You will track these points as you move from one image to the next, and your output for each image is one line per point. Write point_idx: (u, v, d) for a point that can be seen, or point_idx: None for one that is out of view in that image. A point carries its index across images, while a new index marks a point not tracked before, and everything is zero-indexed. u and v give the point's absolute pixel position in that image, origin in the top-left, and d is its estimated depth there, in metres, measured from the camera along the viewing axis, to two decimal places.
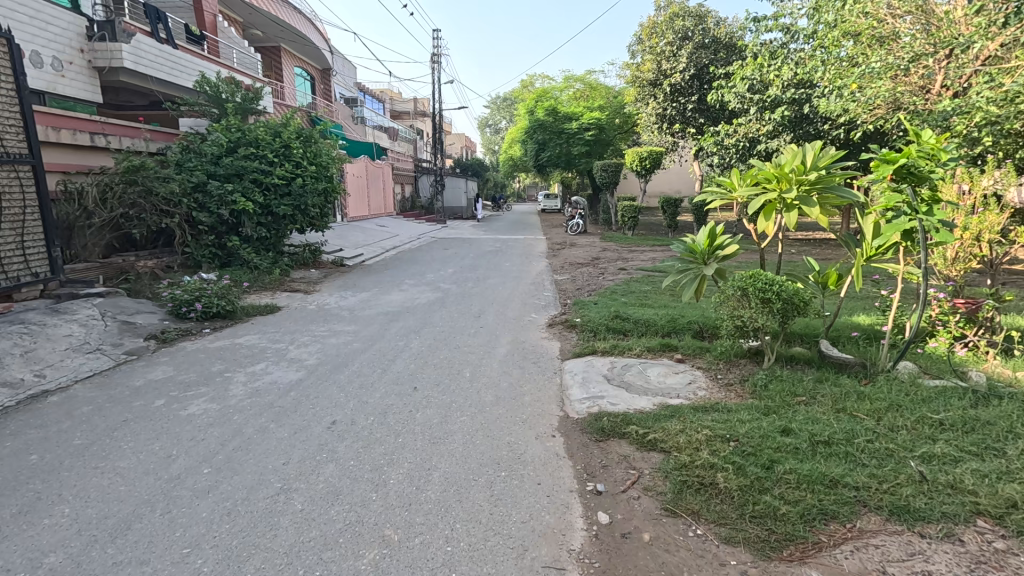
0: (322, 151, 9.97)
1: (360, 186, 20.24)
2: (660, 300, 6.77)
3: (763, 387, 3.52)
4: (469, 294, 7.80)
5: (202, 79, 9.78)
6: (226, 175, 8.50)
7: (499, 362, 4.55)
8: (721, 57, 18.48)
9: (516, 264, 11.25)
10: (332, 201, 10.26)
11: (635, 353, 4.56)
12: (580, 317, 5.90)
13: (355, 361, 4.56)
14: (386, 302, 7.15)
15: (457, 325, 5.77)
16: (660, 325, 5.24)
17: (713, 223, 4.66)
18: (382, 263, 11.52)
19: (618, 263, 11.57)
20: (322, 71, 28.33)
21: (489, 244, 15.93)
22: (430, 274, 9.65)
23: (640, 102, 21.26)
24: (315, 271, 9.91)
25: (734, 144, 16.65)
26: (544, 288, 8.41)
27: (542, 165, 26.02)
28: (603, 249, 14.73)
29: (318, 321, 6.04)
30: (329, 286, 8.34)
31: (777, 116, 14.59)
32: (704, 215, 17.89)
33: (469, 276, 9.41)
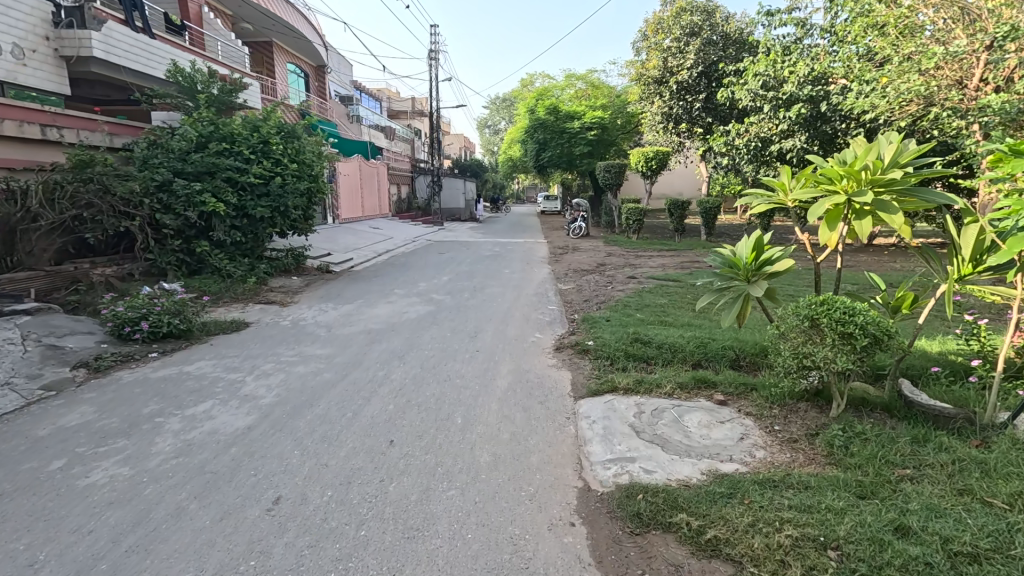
0: (306, 148, 9.15)
1: (353, 186, 19.42)
2: (681, 317, 5.98)
3: (844, 449, 2.71)
4: (465, 307, 6.97)
5: (175, 69, 8.97)
6: (195, 173, 7.66)
7: (499, 401, 3.71)
8: (731, 54, 17.70)
9: (516, 271, 10.42)
10: (317, 202, 9.43)
11: (664, 391, 3.74)
12: (593, 338, 5.09)
13: (321, 399, 3.72)
14: (370, 317, 6.32)
15: (448, 349, 4.94)
16: (689, 352, 4.46)
17: (760, 231, 3.84)
18: (372, 269, 10.70)
19: (626, 270, 10.77)
20: (316, 68, 27.49)
21: (487, 248, 15.13)
22: (423, 283, 8.82)
23: (644, 100, 20.46)
24: (297, 279, 9.07)
25: (745, 144, 15.86)
26: (547, 300, 7.60)
27: (542, 166, 25.23)
28: (608, 253, 13.92)
29: (288, 342, 5.19)
30: (310, 297, 7.51)
31: (793, 114, 13.79)
32: (713, 218, 17.10)
33: (465, 285, 8.58)
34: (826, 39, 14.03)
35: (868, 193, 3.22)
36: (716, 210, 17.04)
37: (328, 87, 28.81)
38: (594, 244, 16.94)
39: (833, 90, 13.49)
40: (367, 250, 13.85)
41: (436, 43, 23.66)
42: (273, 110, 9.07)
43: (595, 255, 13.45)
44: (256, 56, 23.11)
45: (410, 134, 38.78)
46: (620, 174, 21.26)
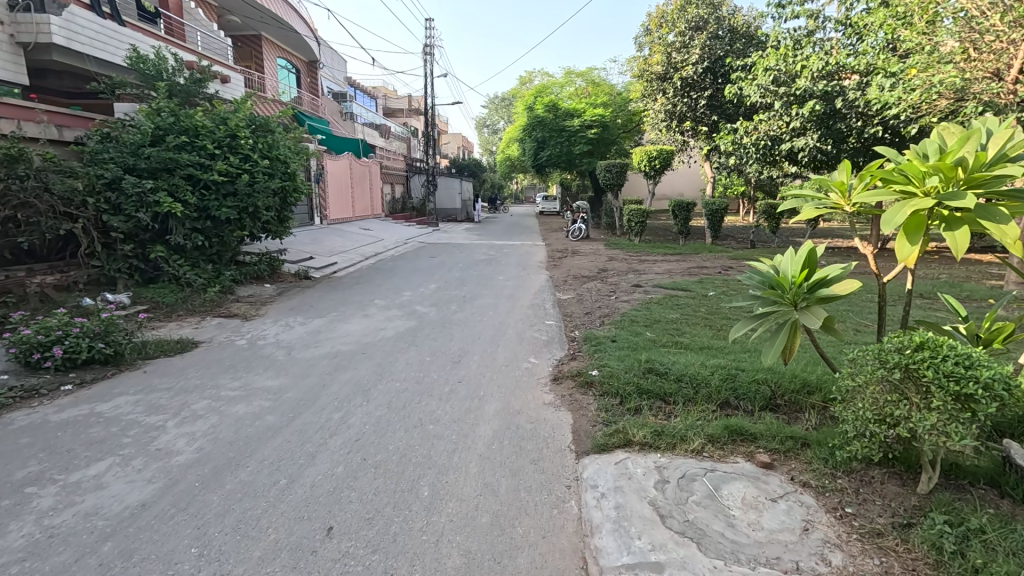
0: (279, 142, 8.35)
1: (342, 185, 18.63)
2: (698, 337, 5.20)
3: (960, 562, 1.91)
4: (451, 322, 6.16)
5: (137, 56, 8.15)
6: (151, 170, 6.84)
7: (480, 461, 2.89)
8: (738, 49, 16.93)
9: (512, 278, 9.63)
10: (292, 203, 8.63)
11: (691, 446, 2.94)
12: (598, 366, 4.29)
13: (251, 456, 2.90)
14: (340, 336, 5.50)
15: (423, 381, 4.12)
16: (713, 389, 3.70)
17: (812, 243, 3.06)
18: (355, 275, 9.91)
19: (631, 277, 9.98)
20: (308, 64, 26.68)
21: (482, 251, 14.33)
22: (408, 291, 8.03)
23: (647, 98, 19.65)
24: (269, 287, 8.28)
25: (754, 143, 15.06)
26: (544, 313, 6.80)
27: (541, 165, 24.44)
28: (609, 257, 13.13)
29: (235, 370, 4.37)
30: (278, 309, 6.70)
31: (806, 110, 13.01)
32: (718, 221, 16.36)
33: (454, 295, 7.78)
34: (840, 33, 13.27)
35: (969, 196, 2.44)
36: (723, 212, 16.28)
37: (321, 83, 27.98)
38: (594, 246, 16.16)
39: (849, 85, 12.73)
40: (353, 253, 13.06)
41: (431, 37, 22.89)
42: (244, 102, 8.27)
43: (595, 259, 12.67)
44: (245, 51, 22.36)
45: (406, 132, 37.97)
46: (622, 174, 20.48)
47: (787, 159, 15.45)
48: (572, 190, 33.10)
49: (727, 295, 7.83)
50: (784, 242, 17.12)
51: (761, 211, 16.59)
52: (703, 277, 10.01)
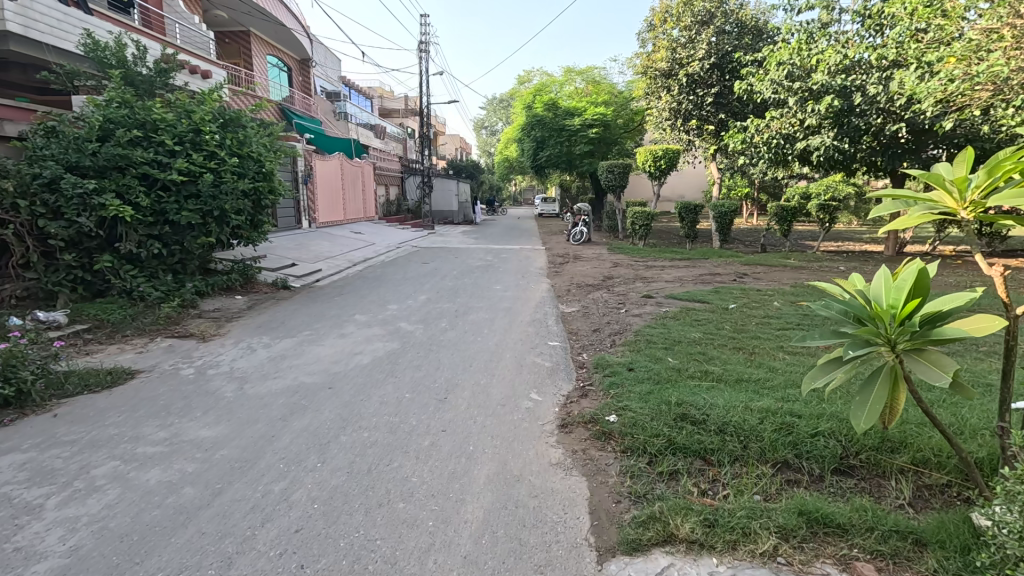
0: (251, 138, 7.54)
1: (332, 186, 17.80)
2: (732, 366, 4.38)
3: None
4: (440, 343, 5.31)
5: (93, 43, 7.30)
6: (98, 168, 6.00)
7: (464, 570, 2.06)
8: (747, 44, 16.16)
9: (510, 287, 8.81)
10: (266, 205, 7.82)
11: (760, 548, 2.11)
12: (617, 409, 3.45)
13: (144, 563, 2.06)
14: (307, 363, 4.65)
15: (397, 430, 3.28)
16: (767, 446, 2.90)
17: (917, 264, 2.23)
18: (338, 284, 9.09)
19: (640, 286, 9.16)
20: (300, 62, 25.85)
21: (478, 256, 13.53)
22: (394, 304, 7.20)
23: (650, 95, 18.82)
24: (240, 299, 7.45)
25: (765, 142, 14.24)
26: (547, 331, 5.96)
27: (540, 166, 23.63)
28: (614, 263, 12.32)
29: (166, 414, 3.53)
30: (241, 328, 5.86)
31: (824, 107, 12.21)
32: (726, 224, 15.58)
33: (444, 308, 6.96)
34: (858, 25, 12.50)
35: None
36: (732, 215, 15.52)
37: (313, 82, 27.15)
38: (597, 251, 15.34)
39: (870, 80, 11.94)
40: (340, 259, 12.21)
41: (426, 33, 22.09)
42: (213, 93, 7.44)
43: (598, 266, 11.84)
44: (233, 48, 21.56)
45: (401, 133, 37.10)
46: (625, 175, 19.69)
47: (800, 159, 14.66)
48: (572, 192, 32.33)
49: (750, 309, 7.01)
50: (795, 246, 16.35)
51: (772, 214, 15.81)
52: (718, 285, 9.21)
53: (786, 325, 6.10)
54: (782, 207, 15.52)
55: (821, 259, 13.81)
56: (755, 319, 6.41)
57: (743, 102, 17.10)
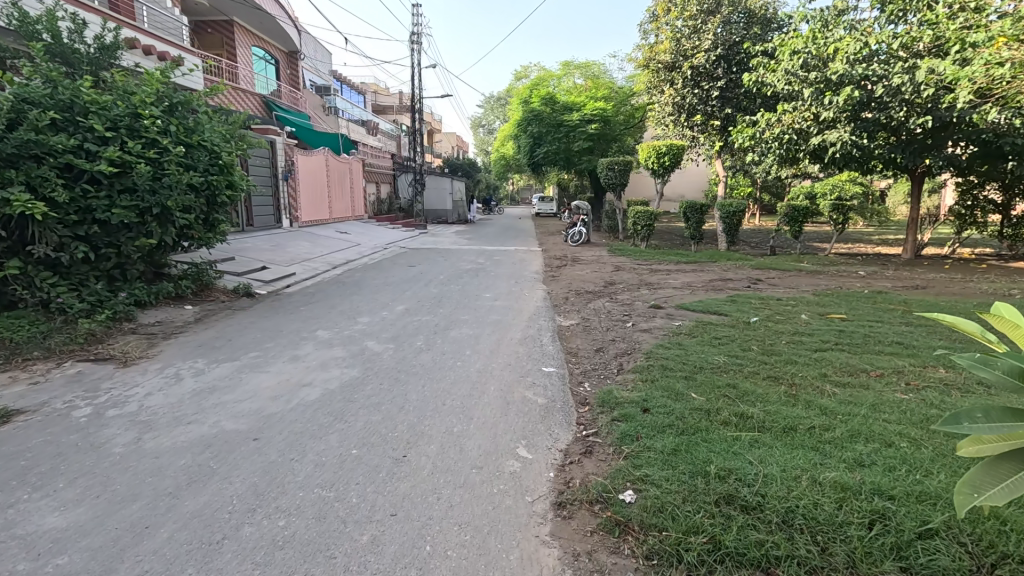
0: (203, 125, 6.62)
1: (316, 183, 16.83)
2: (775, 407, 3.46)
3: None
4: (411, 369, 4.37)
5: (20, 14, 6.32)
6: (6, 156, 5.03)
7: None
8: (756, 34, 15.24)
9: (501, 294, 7.86)
10: (222, 202, 6.87)
11: None
12: (635, 483, 2.51)
13: None
14: (239, 398, 3.70)
15: (327, 516, 2.33)
16: (860, 556, 1.97)
17: None
18: (308, 291, 8.14)
19: (645, 294, 8.22)
20: (288, 54, 24.83)
21: (470, 259, 12.57)
22: (365, 317, 6.25)
23: (652, 89, 17.87)
24: (190, 310, 6.50)
25: (776, 138, 13.29)
26: (541, 352, 5.02)
27: (537, 163, 22.69)
28: (616, 267, 11.37)
29: (15, 485, 2.57)
30: (176, 349, 4.90)
31: (842, 98, 11.30)
32: (734, 225, 14.67)
33: (423, 322, 6.03)
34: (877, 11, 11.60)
35: None
36: (741, 215, 14.60)
37: (302, 75, 26.17)
38: (597, 253, 14.38)
39: (893, 69, 11.02)
40: (319, 262, 11.27)
41: (417, 24, 21.08)
42: (159, 73, 6.51)
43: (598, 270, 10.90)
44: (215, 38, 20.55)
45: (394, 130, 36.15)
46: (625, 173, 18.78)
47: (813, 155, 13.72)
48: (570, 191, 31.37)
49: (775, 323, 6.09)
50: (806, 248, 15.46)
51: (783, 214, 14.90)
52: (734, 293, 8.28)
53: (822, 345, 5.20)
54: (792, 206, 14.61)
55: (836, 263, 12.90)
56: (783, 336, 5.51)
57: (750, 97, 16.17)
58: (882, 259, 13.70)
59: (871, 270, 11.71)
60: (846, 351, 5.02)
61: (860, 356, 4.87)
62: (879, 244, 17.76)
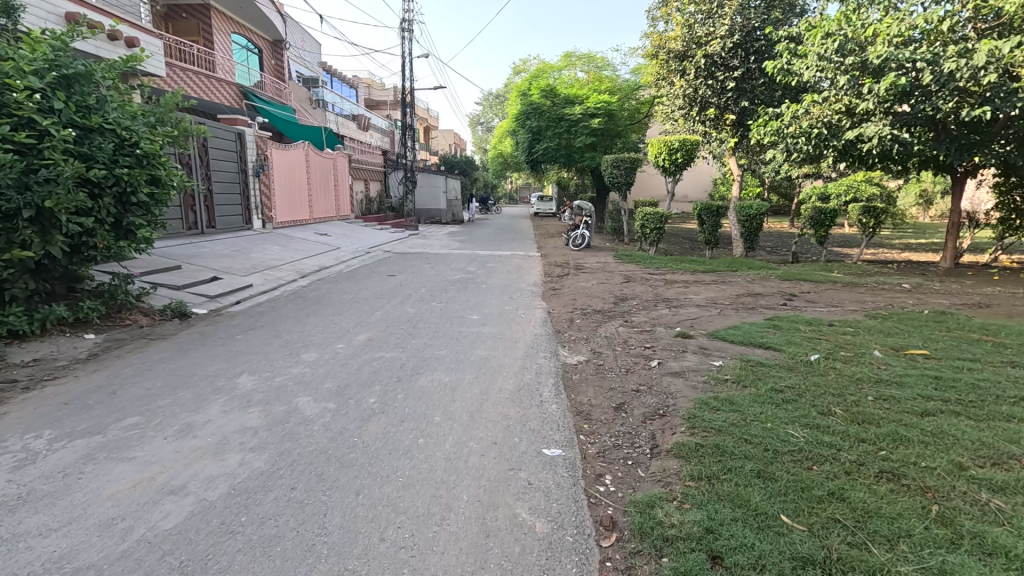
0: (110, 103, 5.27)
1: (295, 179, 15.37)
2: (936, 558, 2.08)
3: None
4: (347, 455, 2.93)
5: None
6: None
7: None
8: (777, 19, 13.83)
9: (492, 317, 6.42)
10: (134, 202, 5.49)
11: None
12: None
13: None
14: (47, 526, 2.27)
15: None
16: None
17: None
18: (258, 311, 6.70)
19: (666, 317, 6.81)
20: (273, 43, 23.36)
21: (459, 266, 11.14)
22: (312, 353, 4.80)
23: (660, 81, 16.45)
24: (92, 341, 5.09)
25: (804, 132, 11.86)
26: (540, 416, 3.58)
27: (537, 160, 21.26)
28: (626, 278, 9.94)
29: None
30: (24, 412, 3.47)
31: (885, 86, 9.93)
32: (753, 229, 13.29)
33: (385, 363, 4.58)
34: None
35: None
36: (763, 219, 13.14)
37: (287, 66, 24.71)
38: (601, 260, 12.96)
39: (944, 53, 9.66)
40: (286, 270, 9.84)
41: (409, 10, 19.66)
42: (53, 35, 5.10)
43: (605, 281, 9.51)
44: (191, 23, 19.12)
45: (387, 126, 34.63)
46: (633, 171, 17.32)
47: (843, 153, 12.29)
48: (571, 190, 29.92)
49: (843, 364, 4.68)
50: (831, 255, 14.07)
51: (807, 218, 13.52)
52: (773, 315, 6.88)
53: (925, 404, 3.77)
54: (818, 209, 13.23)
55: (871, 273, 11.48)
56: (865, 389, 4.09)
57: (769, 89, 14.77)
58: (919, 269, 12.30)
59: (915, 281, 10.31)
60: (963, 415, 3.61)
61: (989, 425, 3.45)
62: (905, 250, 16.42)
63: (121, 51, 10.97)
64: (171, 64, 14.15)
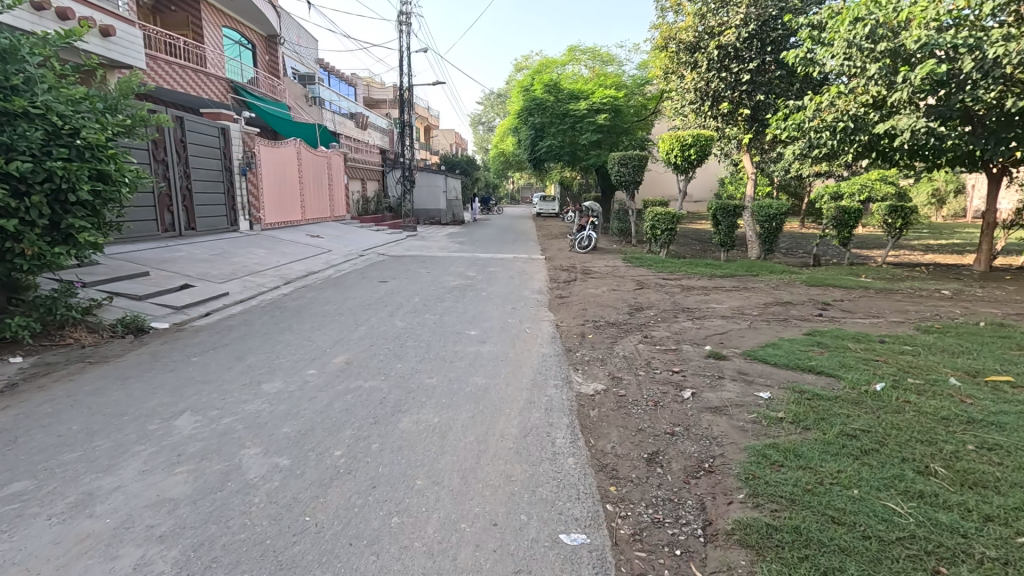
0: (39, 84, 4.54)
1: (286, 178, 14.57)
2: None
3: None
4: (289, 549, 2.12)
5: None
6: None
7: None
8: (796, 7, 12.97)
9: (492, 332, 5.59)
10: (72, 201, 4.74)
11: None
12: None
13: None
14: None
15: None
16: None
17: None
18: (226, 325, 5.91)
19: (690, 332, 6.00)
20: (267, 38, 22.53)
21: (457, 271, 10.33)
22: (274, 383, 3.98)
23: (668, 74, 15.60)
24: (16, 367, 4.28)
25: (827, 126, 10.98)
26: (554, 478, 2.76)
27: (539, 159, 20.44)
28: (639, 284, 9.11)
29: None
30: None
31: (921, 74, 9.09)
32: (772, 230, 12.47)
33: (362, 396, 3.76)
34: None
35: None
36: (783, 219, 12.32)
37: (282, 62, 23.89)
38: (609, 264, 12.15)
39: (989, 37, 8.79)
40: (270, 275, 9.04)
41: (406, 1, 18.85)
42: None
43: (616, 288, 8.69)
44: (180, 16, 18.32)
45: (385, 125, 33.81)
46: (641, 169, 16.49)
47: (871, 149, 11.43)
48: (575, 190, 29.09)
49: (920, 398, 3.84)
50: (853, 257, 13.24)
51: (829, 218, 12.70)
52: (812, 330, 6.07)
53: None
54: (841, 209, 12.42)
55: (903, 277, 10.65)
56: (960, 433, 3.27)
57: (786, 82, 13.92)
58: (952, 273, 11.45)
59: (953, 287, 9.48)
60: None
61: None
62: (927, 252, 15.57)
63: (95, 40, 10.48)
64: (155, 57, 13.44)
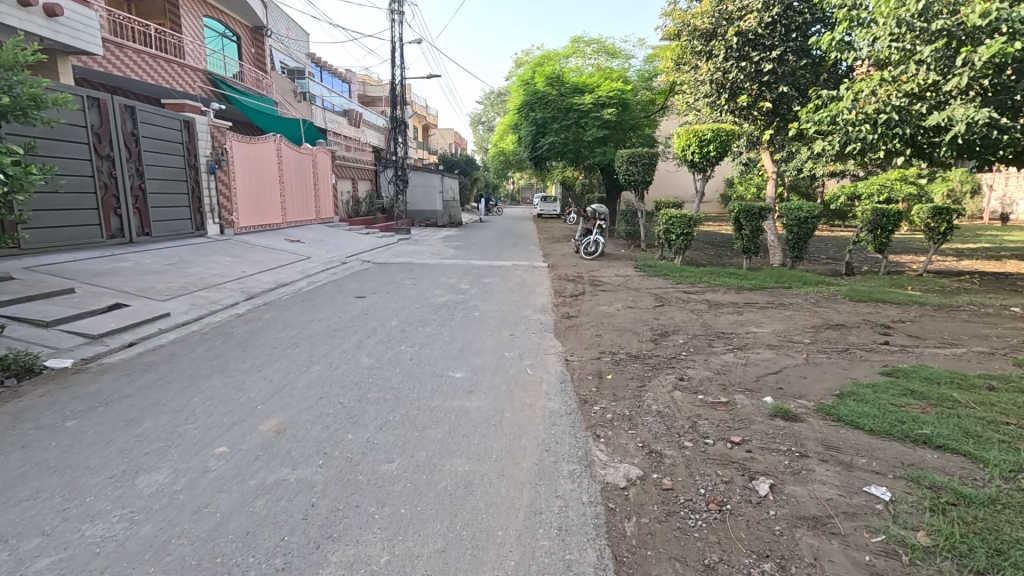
0: None
1: (262, 177, 13.26)
2: None
3: None
4: None
5: None
6: None
7: None
8: None
9: (482, 375, 4.31)
10: None
11: None
12: None
13: None
14: None
15: None
16: None
17: None
18: (147, 361, 4.64)
19: (737, 371, 4.68)
20: (253, 30, 21.24)
21: (449, 283, 9.04)
22: (158, 475, 2.69)
23: (681, 64, 14.27)
24: None
25: (867, 119, 9.63)
26: None
27: (540, 157, 19.10)
28: (659, 300, 7.81)
29: None
30: None
31: (988, 55, 7.79)
32: (800, 235, 11.16)
33: (279, 502, 2.48)
34: None
35: None
36: (815, 223, 10.93)
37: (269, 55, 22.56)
38: (620, 273, 10.86)
39: None
40: (229, 289, 7.78)
41: None
42: None
43: (633, 306, 7.39)
44: (156, 4, 17.03)
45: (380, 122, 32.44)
46: (651, 167, 15.17)
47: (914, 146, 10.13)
48: (578, 191, 27.81)
49: None
50: (889, 265, 11.94)
51: (863, 222, 11.40)
52: (889, 367, 4.77)
53: None
54: (878, 211, 11.11)
55: (955, 289, 9.38)
56: None
57: (812, 72, 12.63)
58: (1005, 283, 10.18)
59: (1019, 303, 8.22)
60: None
61: None
62: (963, 258, 14.30)
63: (37, 20, 9.20)
64: (119, 44, 12.19)
